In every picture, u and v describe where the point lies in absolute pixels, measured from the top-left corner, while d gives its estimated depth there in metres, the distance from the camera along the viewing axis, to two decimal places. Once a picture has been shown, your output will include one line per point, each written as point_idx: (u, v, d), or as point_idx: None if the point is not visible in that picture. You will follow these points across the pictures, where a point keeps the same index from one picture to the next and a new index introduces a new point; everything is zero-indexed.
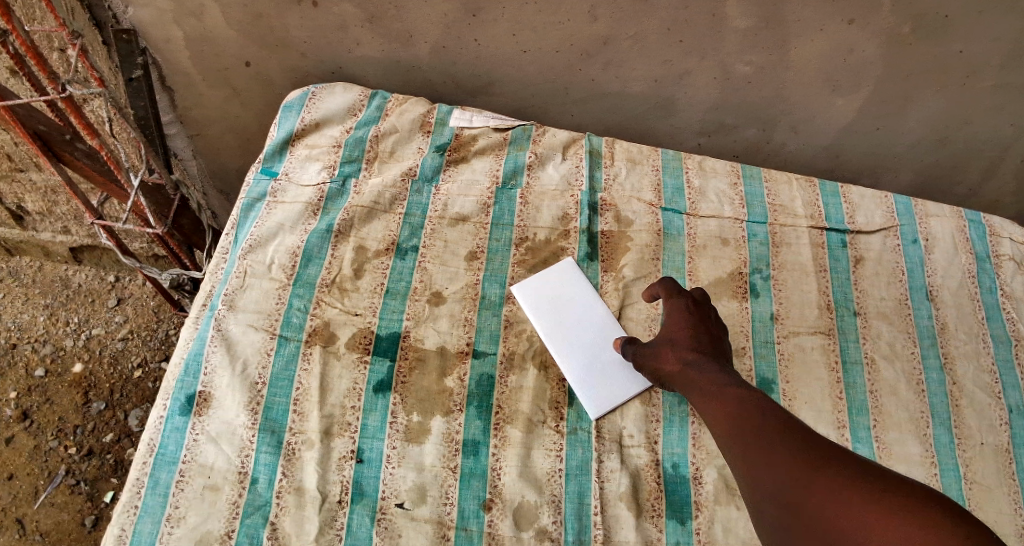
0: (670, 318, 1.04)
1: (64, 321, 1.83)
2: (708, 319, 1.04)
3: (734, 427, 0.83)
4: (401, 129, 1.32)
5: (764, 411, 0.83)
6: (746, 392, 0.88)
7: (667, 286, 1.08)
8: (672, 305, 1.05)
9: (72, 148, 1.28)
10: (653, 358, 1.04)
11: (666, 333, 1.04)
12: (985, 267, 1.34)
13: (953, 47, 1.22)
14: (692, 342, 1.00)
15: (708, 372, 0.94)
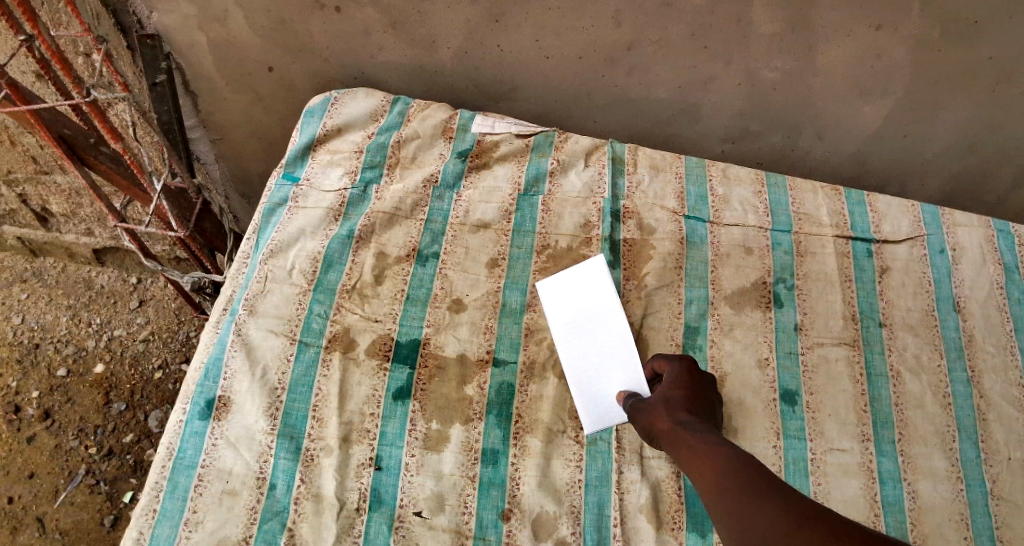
0: (668, 381, 0.99)
1: (86, 321, 1.85)
2: (705, 389, 0.99)
3: (716, 478, 0.75)
4: (423, 134, 1.31)
5: (747, 462, 0.76)
6: (734, 445, 0.80)
7: (671, 357, 1.05)
8: (672, 370, 1.01)
9: (96, 151, 1.31)
10: (644, 412, 0.97)
11: (663, 390, 0.98)
12: (1015, 278, 1.31)
13: (985, 52, 1.19)
14: (687, 400, 0.94)
15: (697, 429, 0.86)
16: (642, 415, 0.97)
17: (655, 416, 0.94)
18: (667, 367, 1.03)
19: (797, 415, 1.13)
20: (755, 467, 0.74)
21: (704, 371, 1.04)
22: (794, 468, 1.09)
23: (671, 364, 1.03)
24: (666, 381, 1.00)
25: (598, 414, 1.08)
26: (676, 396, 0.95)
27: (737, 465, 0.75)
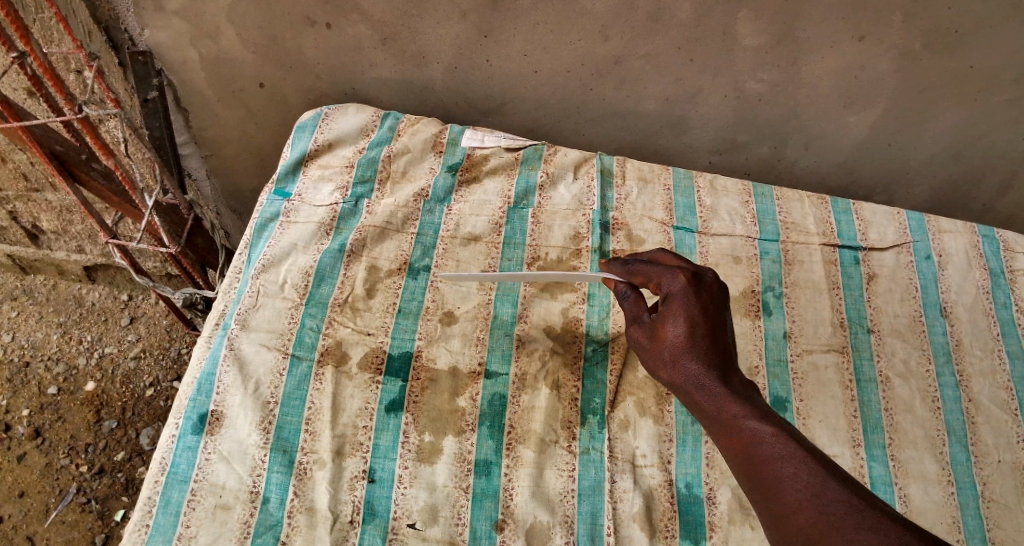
0: (666, 307, 0.83)
1: (76, 339, 1.85)
2: (712, 307, 0.82)
3: (737, 464, 0.69)
4: (413, 149, 1.32)
5: (770, 443, 0.67)
6: (757, 414, 0.71)
7: (668, 271, 0.87)
8: (672, 293, 0.84)
9: (88, 168, 1.31)
10: (647, 350, 0.84)
11: (662, 320, 0.82)
12: (1000, 283, 1.33)
13: (966, 62, 1.22)
14: (692, 340, 0.79)
15: (713, 391, 0.75)
16: (645, 353, 0.84)
17: (660, 365, 0.81)
18: (665, 289, 0.85)
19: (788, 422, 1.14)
20: (777, 451, 0.66)
21: (709, 278, 0.86)
22: None
23: (670, 283, 0.85)
24: (664, 308, 0.83)
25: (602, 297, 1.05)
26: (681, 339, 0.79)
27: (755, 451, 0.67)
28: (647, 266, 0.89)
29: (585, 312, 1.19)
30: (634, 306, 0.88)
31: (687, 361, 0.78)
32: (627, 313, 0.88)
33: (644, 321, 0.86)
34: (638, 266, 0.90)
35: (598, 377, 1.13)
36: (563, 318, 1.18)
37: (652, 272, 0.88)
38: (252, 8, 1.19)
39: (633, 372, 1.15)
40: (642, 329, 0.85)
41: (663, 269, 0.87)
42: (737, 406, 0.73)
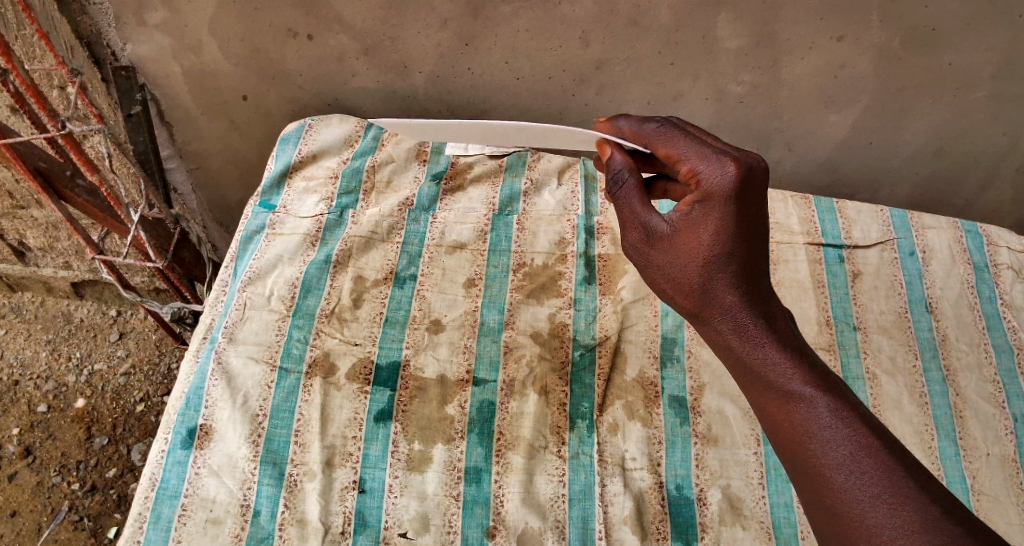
0: (695, 210, 0.79)
1: (66, 356, 1.84)
2: (750, 215, 0.78)
3: (771, 416, 0.74)
4: (397, 158, 1.33)
5: (820, 409, 0.70)
6: (802, 371, 0.73)
7: (707, 157, 0.79)
8: (708, 188, 0.78)
9: (72, 184, 1.30)
10: (657, 257, 0.82)
11: (689, 225, 0.79)
12: (984, 277, 1.34)
13: (944, 59, 1.23)
14: (728, 269, 0.77)
15: (757, 339, 0.76)
16: (654, 262, 0.82)
17: (688, 298, 0.80)
18: (706, 186, 0.79)
19: None
20: (830, 419, 0.68)
21: (755, 166, 0.79)
22: (775, 474, 1.09)
23: (707, 171, 0.79)
24: (693, 209, 0.79)
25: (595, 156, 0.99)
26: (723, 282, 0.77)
27: (801, 419, 0.70)
28: (681, 140, 0.82)
29: (572, 317, 1.19)
30: (641, 194, 0.84)
31: (728, 306, 0.77)
32: (629, 202, 0.84)
33: (659, 217, 0.81)
34: (665, 136, 0.84)
35: (586, 382, 1.13)
36: (550, 323, 1.19)
37: (685, 150, 0.81)
38: (232, 20, 1.20)
39: (621, 375, 1.15)
40: (652, 228, 0.82)
41: (701, 152, 0.80)
42: (782, 357, 0.75)
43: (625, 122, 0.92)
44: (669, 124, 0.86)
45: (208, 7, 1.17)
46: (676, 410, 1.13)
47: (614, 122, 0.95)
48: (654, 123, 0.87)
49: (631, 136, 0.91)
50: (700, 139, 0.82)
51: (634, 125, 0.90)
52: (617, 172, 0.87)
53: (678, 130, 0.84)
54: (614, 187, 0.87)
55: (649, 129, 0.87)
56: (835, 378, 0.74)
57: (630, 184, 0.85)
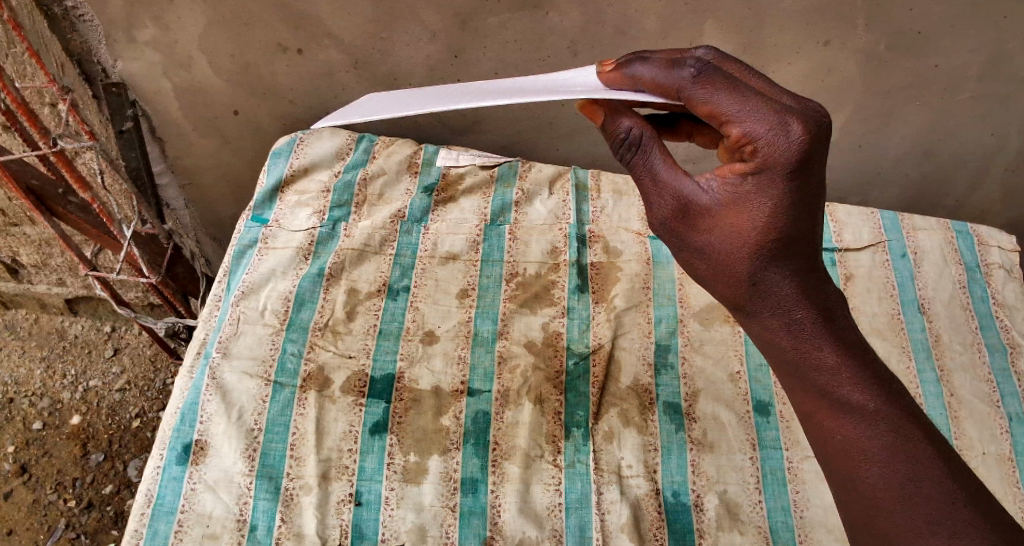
0: (744, 185, 0.63)
1: (61, 373, 1.84)
2: (806, 187, 0.62)
3: (812, 412, 0.73)
4: (389, 170, 1.34)
5: (877, 421, 0.69)
6: (858, 378, 0.71)
7: (763, 119, 0.58)
8: (762, 163, 0.60)
9: (65, 201, 1.30)
10: (695, 238, 0.69)
11: (735, 205, 0.64)
12: (976, 277, 1.35)
13: (930, 61, 1.24)
14: (782, 256, 0.67)
15: (808, 336, 0.71)
16: (692, 243, 0.70)
17: (736, 293, 0.71)
18: (762, 155, 0.59)
19: (772, 425, 1.13)
20: (886, 433, 0.69)
21: (821, 122, 0.59)
22: (771, 478, 1.09)
23: (761, 140, 0.59)
24: (739, 182, 0.63)
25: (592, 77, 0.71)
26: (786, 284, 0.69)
27: (857, 433, 0.70)
28: (723, 92, 0.59)
29: (565, 326, 1.20)
30: (671, 166, 0.68)
31: (789, 308, 0.70)
32: (655, 177, 0.68)
33: (697, 191, 0.66)
34: (702, 90, 0.59)
35: (581, 390, 1.13)
36: (544, 332, 1.19)
37: (732, 111, 0.58)
38: (222, 36, 1.20)
39: (615, 384, 1.15)
40: (688, 207, 0.67)
41: (753, 112, 0.58)
42: (837, 361, 0.71)
43: (642, 67, 0.64)
44: (705, 69, 0.60)
45: (199, 23, 1.17)
46: (672, 417, 1.13)
47: (626, 67, 0.66)
48: (684, 69, 0.61)
49: (649, 87, 0.64)
50: (749, 88, 0.59)
51: (658, 72, 0.63)
52: (634, 141, 0.68)
53: (718, 78, 0.59)
54: (630, 158, 0.70)
55: (678, 80, 0.61)
56: (873, 367, 0.73)
57: (653, 156, 0.68)
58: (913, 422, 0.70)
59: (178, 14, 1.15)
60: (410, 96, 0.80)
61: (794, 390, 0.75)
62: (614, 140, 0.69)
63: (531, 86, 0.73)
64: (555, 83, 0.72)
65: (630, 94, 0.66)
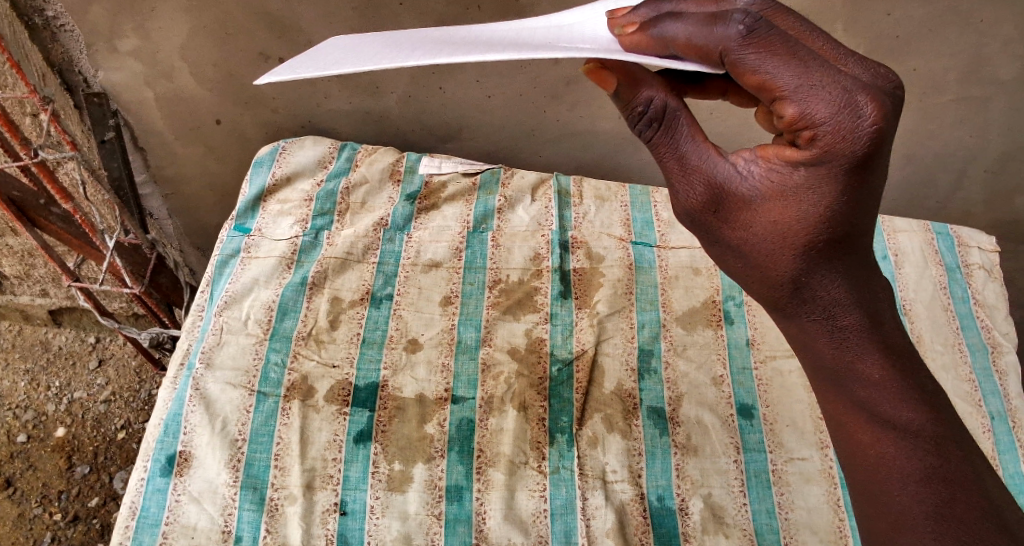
0: (794, 175, 0.56)
1: (45, 385, 1.83)
2: (865, 179, 0.54)
3: (845, 420, 0.73)
4: (371, 179, 1.35)
5: (910, 435, 0.70)
6: (898, 389, 0.70)
7: (829, 98, 0.49)
8: (821, 152, 0.52)
9: (47, 212, 1.30)
10: (729, 230, 0.63)
11: (781, 197, 0.57)
12: (956, 278, 1.36)
13: (906, 65, 1.24)
14: (830, 253, 0.60)
15: (852, 343, 0.68)
16: (724, 235, 0.63)
17: (775, 294, 0.66)
18: (821, 144, 0.51)
19: (756, 428, 1.13)
20: (918, 447, 0.69)
21: (893, 93, 0.51)
22: (756, 481, 1.09)
23: (822, 124, 0.50)
24: (788, 171, 0.56)
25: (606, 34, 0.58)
26: (836, 298, 0.65)
27: (893, 448, 0.70)
28: (779, 61, 0.49)
29: (549, 332, 1.20)
30: (704, 146, 0.60)
31: (837, 322, 0.67)
32: (682, 160, 0.60)
33: (734, 178, 0.59)
34: (754, 55, 0.49)
35: (565, 396, 1.14)
36: (527, 338, 1.19)
37: (790, 86, 0.49)
38: (204, 45, 1.20)
39: (599, 389, 1.15)
40: (723, 195, 0.60)
41: (816, 88, 0.49)
42: (879, 370, 0.70)
43: (674, 26, 0.52)
44: (756, 26, 0.50)
45: (179, 33, 1.17)
46: (655, 421, 1.13)
47: (653, 27, 0.54)
48: (730, 26, 0.50)
49: (684, 50, 0.52)
50: (811, 56, 0.49)
51: (695, 30, 0.51)
52: (657, 115, 0.59)
53: (774, 39, 0.49)
54: (652, 133, 0.60)
55: (722, 40, 0.50)
56: (913, 373, 0.72)
57: (682, 135, 0.60)
58: (946, 430, 0.71)
59: (160, 23, 1.15)
60: (377, 43, 0.59)
61: (830, 399, 0.74)
62: (631, 113, 0.59)
63: (541, 38, 0.59)
64: (570, 36, 0.59)
65: (659, 61, 0.54)
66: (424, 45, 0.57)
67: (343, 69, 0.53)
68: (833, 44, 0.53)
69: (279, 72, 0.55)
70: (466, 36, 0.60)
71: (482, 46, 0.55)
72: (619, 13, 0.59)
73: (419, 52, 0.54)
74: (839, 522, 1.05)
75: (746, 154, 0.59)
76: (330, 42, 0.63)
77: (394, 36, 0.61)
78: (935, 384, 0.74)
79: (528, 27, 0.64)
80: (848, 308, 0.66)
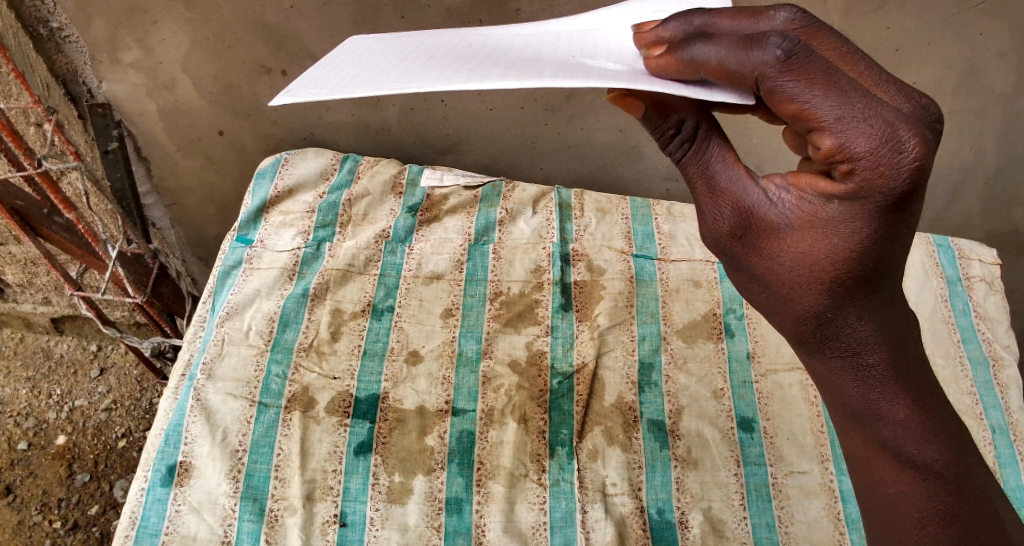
0: (826, 207, 0.53)
1: (46, 393, 1.84)
2: (902, 215, 0.51)
3: (866, 456, 0.73)
4: (373, 192, 1.36)
5: (932, 475, 0.70)
6: (922, 429, 0.69)
7: (870, 130, 0.46)
8: (858, 185, 0.49)
9: (50, 222, 1.30)
10: (754, 257, 0.61)
11: (810, 227, 0.55)
12: (958, 290, 1.36)
13: (907, 77, 1.23)
14: (860, 290, 0.58)
15: (880, 384, 0.66)
16: (749, 262, 0.61)
17: (800, 328, 0.64)
18: (860, 177, 0.49)
19: (756, 441, 1.13)
20: (940, 488, 0.70)
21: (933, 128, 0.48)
22: (756, 494, 1.08)
23: (860, 158, 0.47)
24: (821, 203, 0.53)
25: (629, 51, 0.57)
26: (863, 336, 0.63)
27: (913, 487, 0.70)
28: (818, 91, 0.46)
29: (549, 345, 1.20)
30: (735, 170, 0.58)
31: (862, 360, 0.65)
32: (711, 184, 0.59)
33: (764, 203, 0.57)
34: (792, 84, 0.47)
35: (565, 409, 1.14)
36: (527, 351, 1.19)
37: (829, 117, 0.46)
38: (205, 57, 1.20)
39: (599, 402, 1.15)
40: (751, 221, 0.58)
41: (857, 120, 0.46)
42: (905, 413, 0.68)
43: (705, 49, 0.49)
44: (795, 51, 0.47)
45: (182, 44, 1.18)
46: (655, 434, 1.13)
47: (681, 49, 0.51)
48: (766, 50, 0.47)
49: (714, 75, 0.49)
50: (852, 85, 0.46)
51: (728, 54, 0.48)
52: (689, 136, 0.58)
53: (813, 67, 0.46)
54: (682, 154, 0.59)
55: (758, 65, 0.47)
56: (939, 407, 0.70)
57: (712, 156, 0.59)
58: (964, 465, 0.71)
59: (161, 35, 1.16)
60: (389, 56, 0.57)
61: (852, 435, 0.73)
62: (662, 135, 0.59)
63: (563, 50, 0.57)
64: (593, 49, 0.57)
65: (685, 87, 0.51)
66: (446, 61, 0.54)
67: (362, 91, 0.49)
68: (873, 68, 0.50)
69: (291, 91, 0.51)
70: (487, 50, 0.58)
71: (506, 63, 0.53)
72: (646, 27, 0.57)
73: (442, 72, 0.52)
74: (839, 536, 1.05)
75: (778, 180, 0.57)
76: (341, 54, 0.60)
77: (410, 50, 0.59)
78: (961, 422, 0.72)
79: (551, 32, 0.64)
80: (874, 347, 0.64)
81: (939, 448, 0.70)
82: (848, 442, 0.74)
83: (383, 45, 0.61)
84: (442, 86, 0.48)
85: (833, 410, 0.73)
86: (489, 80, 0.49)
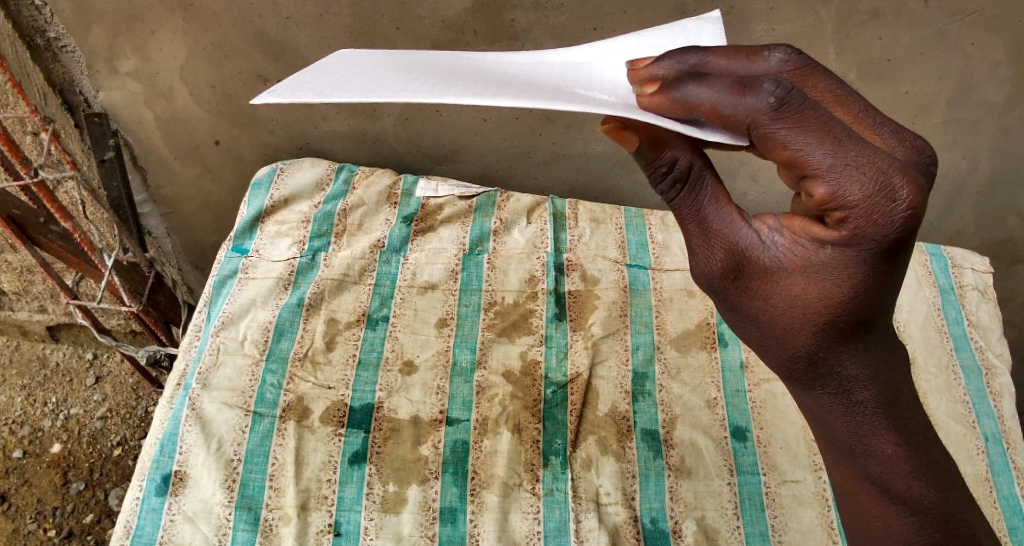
0: (819, 252, 0.54)
1: (41, 401, 1.85)
2: (893, 261, 0.52)
3: (853, 487, 0.74)
4: (367, 202, 1.37)
5: (919, 513, 0.70)
6: (910, 467, 0.69)
7: (864, 178, 0.46)
8: (852, 233, 0.50)
9: (47, 230, 1.30)
10: (747, 298, 0.61)
11: (803, 272, 0.56)
12: (950, 299, 1.37)
13: (899, 87, 1.24)
14: (850, 331, 0.59)
15: (869, 421, 0.67)
16: (742, 304, 0.62)
17: (792, 366, 0.64)
18: (853, 226, 0.49)
19: (749, 450, 1.14)
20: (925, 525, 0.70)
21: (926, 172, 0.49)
22: (749, 503, 1.09)
23: (853, 206, 0.48)
24: (814, 247, 0.54)
25: (619, 83, 0.58)
26: (853, 374, 0.63)
27: (899, 523, 0.71)
28: (812, 139, 0.47)
29: (544, 354, 1.21)
30: (728, 211, 0.58)
31: (852, 397, 0.65)
32: (704, 225, 0.59)
33: (757, 245, 0.57)
34: (785, 130, 0.47)
35: (559, 418, 1.14)
36: (522, 360, 1.20)
37: (822, 165, 0.47)
38: (202, 66, 1.21)
39: (593, 411, 1.16)
40: (744, 263, 0.59)
41: (850, 168, 0.46)
42: (893, 450, 0.69)
43: (699, 90, 0.50)
44: (789, 97, 0.47)
45: (179, 53, 1.18)
46: (649, 443, 1.13)
47: (675, 89, 0.51)
48: (760, 97, 0.48)
49: (708, 117, 0.50)
50: (846, 133, 0.47)
51: (722, 98, 0.49)
52: (682, 175, 0.58)
53: (806, 113, 0.47)
54: (675, 194, 0.59)
55: (751, 111, 0.48)
56: (930, 443, 0.71)
57: (706, 196, 0.59)
58: (953, 503, 0.71)
59: (159, 45, 1.17)
60: (378, 70, 0.58)
61: (842, 470, 0.74)
62: (654, 172, 0.58)
63: (558, 78, 0.58)
64: (588, 81, 0.58)
65: (679, 124, 0.51)
66: (439, 78, 0.55)
67: (349, 97, 0.50)
68: (869, 110, 0.52)
69: (278, 92, 0.51)
70: (480, 72, 0.59)
71: (498, 85, 0.54)
72: (641, 64, 0.58)
73: (433, 87, 0.52)
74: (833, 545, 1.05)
75: (771, 222, 0.57)
76: (332, 63, 0.61)
77: (401, 65, 0.59)
78: (950, 458, 0.73)
79: (547, 61, 0.65)
80: (865, 385, 0.64)
81: (926, 487, 0.70)
82: (836, 472, 0.75)
83: (375, 59, 0.62)
84: (432, 98, 0.49)
85: (820, 441, 0.74)
86: (479, 98, 0.49)
